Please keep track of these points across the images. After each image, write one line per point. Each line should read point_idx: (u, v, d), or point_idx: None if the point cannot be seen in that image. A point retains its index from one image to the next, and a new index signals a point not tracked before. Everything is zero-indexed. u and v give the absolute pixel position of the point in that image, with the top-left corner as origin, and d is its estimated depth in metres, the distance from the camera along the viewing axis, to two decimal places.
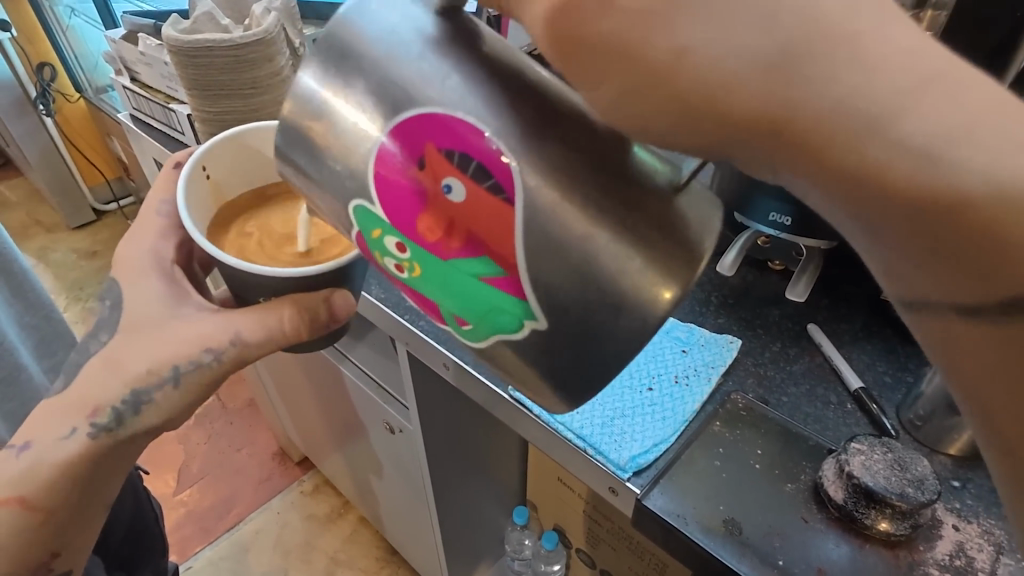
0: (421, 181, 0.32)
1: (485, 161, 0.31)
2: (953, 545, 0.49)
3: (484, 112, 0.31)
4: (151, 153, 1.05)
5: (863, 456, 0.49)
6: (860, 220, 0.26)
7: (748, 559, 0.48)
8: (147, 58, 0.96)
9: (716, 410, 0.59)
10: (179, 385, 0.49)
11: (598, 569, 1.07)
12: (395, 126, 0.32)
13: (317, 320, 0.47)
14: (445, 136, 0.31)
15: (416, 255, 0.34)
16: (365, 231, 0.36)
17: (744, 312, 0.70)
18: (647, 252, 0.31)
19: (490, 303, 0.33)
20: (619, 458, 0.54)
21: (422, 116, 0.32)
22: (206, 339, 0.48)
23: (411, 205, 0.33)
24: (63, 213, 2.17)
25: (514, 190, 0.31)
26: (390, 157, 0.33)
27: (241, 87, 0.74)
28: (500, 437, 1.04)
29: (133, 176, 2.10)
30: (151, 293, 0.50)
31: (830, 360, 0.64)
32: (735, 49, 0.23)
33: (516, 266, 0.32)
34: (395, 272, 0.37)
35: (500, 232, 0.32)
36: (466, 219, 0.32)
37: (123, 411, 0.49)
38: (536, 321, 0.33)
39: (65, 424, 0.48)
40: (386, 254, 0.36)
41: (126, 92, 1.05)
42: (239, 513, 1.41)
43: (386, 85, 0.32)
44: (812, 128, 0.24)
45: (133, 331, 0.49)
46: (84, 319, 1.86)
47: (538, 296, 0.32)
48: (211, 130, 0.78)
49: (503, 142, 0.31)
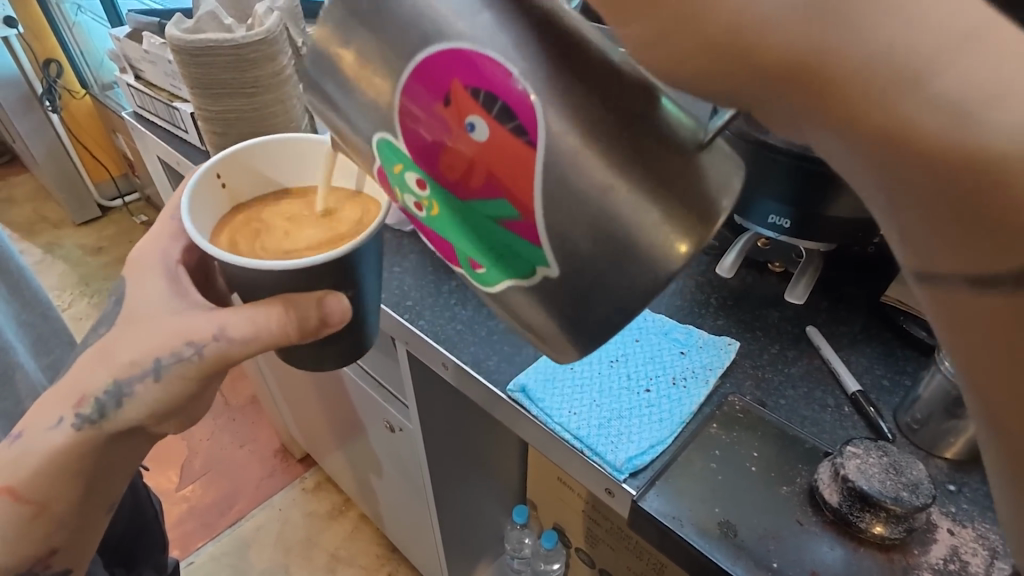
0: (443, 116, 0.32)
1: (509, 101, 0.31)
2: (947, 549, 0.49)
3: (512, 53, 0.30)
4: (154, 151, 1.06)
5: (858, 460, 0.49)
6: (884, 218, 0.28)
7: (742, 561, 0.49)
8: (151, 56, 0.96)
9: (714, 412, 0.59)
10: (160, 378, 0.48)
11: (597, 568, 1.07)
12: (419, 64, 0.32)
13: (306, 322, 0.47)
14: (471, 75, 0.31)
15: (435, 191, 0.35)
16: (386, 166, 0.37)
17: (743, 313, 0.70)
18: (674, 222, 0.32)
19: (508, 245, 0.34)
20: (616, 460, 0.55)
21: (447, 53, 0.31)
22: (191, 333, 0.48)
23: (434, 145, 0.33)
24: (69, 209, 2.19)
25: (537, 132, 0.31)
26: (415, 95, 0.33)
27: (243, 86, 0.74)
28: (500, 436, 1.04)
29: (138, 173, 2.11)
30: (152, 291, 0.52)
31: (829, 363, 0.64)
32: (762, 57, 0.25)
33: (533, 212, 0.32)
34: (414, 209, 0.38)
35: (519, 172, 0.32)
36: (487, 159, 0.32)
37: (106, 402, 0.49)
38: (549, 268, 0.33)
39: (52, 415, 0.49)
40: (406, 190, 0.37)
41: (130, 90, 1.06)
42: (241, 509, 1.41)
43: (414, 22, 0.31)
44: (838, 127, 0.25)
45: (128, 322, 0.50)
46: (88, 314, 1.88)
47: (555, 249, 0.33)
48: (212, 129, 0.79)
49: (530, 83, 0.30)
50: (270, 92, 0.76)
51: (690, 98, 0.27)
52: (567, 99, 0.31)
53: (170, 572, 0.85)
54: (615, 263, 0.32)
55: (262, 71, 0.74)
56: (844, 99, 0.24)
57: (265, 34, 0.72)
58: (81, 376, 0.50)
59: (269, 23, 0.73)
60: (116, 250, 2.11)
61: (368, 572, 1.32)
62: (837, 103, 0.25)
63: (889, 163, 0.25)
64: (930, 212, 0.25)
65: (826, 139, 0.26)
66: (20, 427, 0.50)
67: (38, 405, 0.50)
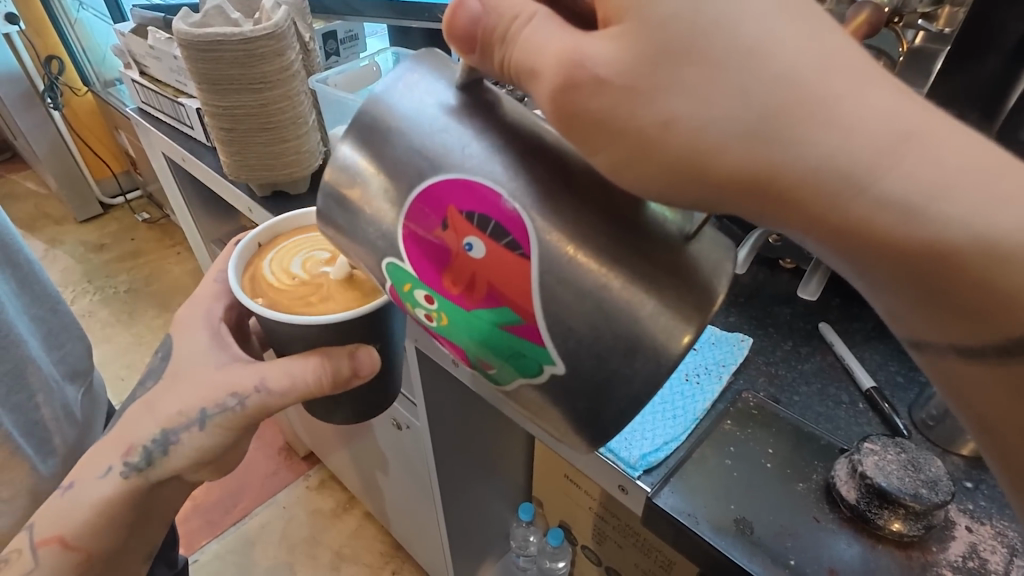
0: (444, 237, 0.35)
1: (502, 221, 0.33)
2: (966, 547, 0.48)
3: (502, 176, 0.33)
4: (159, 146, 1.05)
5: (876, 456, 0.49)
6: (856, 268, 0.29)
7: (759, 558, 0.48)
8: (156, 51, 0.95)
9: (727, 409, 0.58)
10: (204, 427, 0.54)
11: (603, 565, 1.07)
12: (422, 190, 0.35)
13: (340, 376, 0.50)
14: (467, 198, 0.34)
15: (443, 308, 0.37)
16: (396, 285, 0.39)
17: (754, 310, 0.70)
18: (659, 295, 0.33)
19: (514, 349, 0.36)
20: (629, 456, 0.54)
21: (445, 180, 0.34)
22: (234, 386, 0.53)
23: (438, 260, 0.36)
24: (71, 206, 2.18)
25: (529, 246, 0.33)
26: (419, 218, 0.35)
27: (251, 81, 0.74)
28: (506, 433, 1.04)
29: (140, 170, 2.11)
30: (199, 344, 0.56)
31: (842, 359, 0.64)
32: (714, 120, 0.26)
33: (534, 317, 0.34)
34: (425, 321, 0.40)
35: (515, 283, 0.34)
36: (486, 273, 0.34)
37: (152, 450, 0.56)
38: (555, 365, 0.35)
39: (111, 459, 0.57)
40: (417, 306, 0.39)
41: (135, 85, 1.05)
42: (245, 507, 1.41)
43: (412, 152, 0.35)
44: (795, 186, 0.26)
45: (173, 376, 0.56)
46: (91, 311, 1.87)
47: (555, 344, 0.34)
48: (218, 124, 0.78)
49: (518, 201, 0.33)
50: (278, 88, 0.76)
51: (656, 159, 0.28)
52: (535, 175, 0.33)
53: (180, 570, 0.84)
54: (601, 289, 0.33)
55: (270, 66, 0.73)
56: (792, 196, 0.26)
57: (274, 29, 0.71)
58: (136, 425, 0.56)
59: (277, 18, 0.72)
60: (118, 248, 2.10)
61: (374, 570, 1.31)
62: (795, 210, 0.27)
63: (852, 252, 0.28)
64: (901, 282, 0.28)
65: (785, 199, 0.27)
66: (82, 471, 0.58)
67: (101, 448, 0.57)
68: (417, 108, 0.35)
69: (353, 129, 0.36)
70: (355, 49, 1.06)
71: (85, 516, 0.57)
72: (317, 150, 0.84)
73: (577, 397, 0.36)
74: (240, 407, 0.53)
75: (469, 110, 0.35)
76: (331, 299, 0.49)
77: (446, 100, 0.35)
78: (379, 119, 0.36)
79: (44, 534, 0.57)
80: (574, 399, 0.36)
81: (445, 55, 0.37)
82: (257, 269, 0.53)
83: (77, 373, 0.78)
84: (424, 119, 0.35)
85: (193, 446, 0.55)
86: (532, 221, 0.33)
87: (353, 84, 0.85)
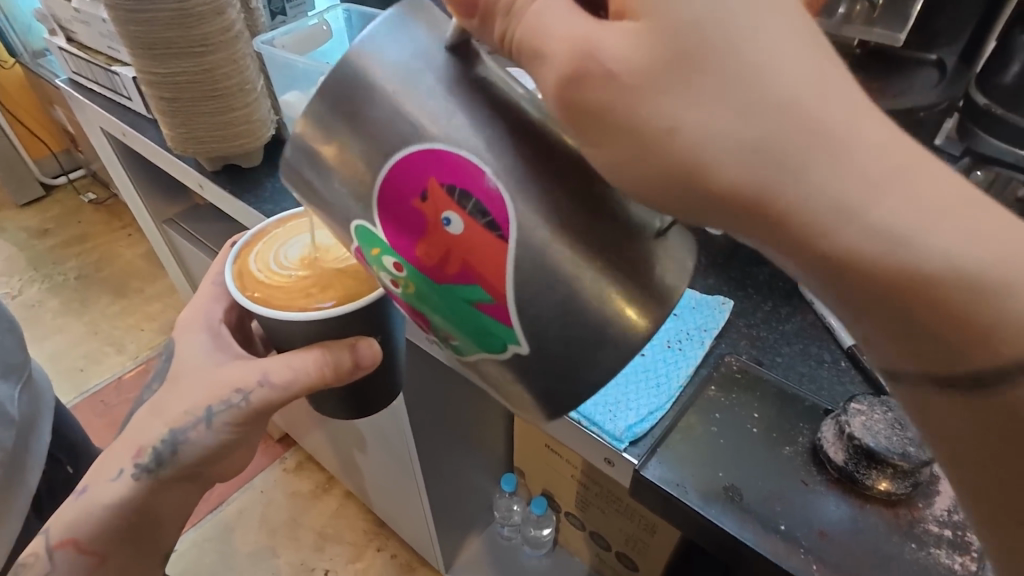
0: (418, 209, 0.32)
1: (484, 199, 0.30)
2: (951, 500, 0.48)
3: (485, 153, 0.30)
4: (95, 121, 0.98)
5: (863, 416, 0.48)
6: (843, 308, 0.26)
7: (749, 525, 0.47)
8: (83, 16, 0.87)
9: (711, 374, 0.58)
10: (210, 424, 0.55)
11: (586, 530, 1.08)
12: (399, 158, 0.31)
13: (341, 365, 0.49)
14: (447, 171, 0.30)
15: (409, 275, 0.34)
16: (364, 247, 0.35)
17: (732, 271, 0.69)
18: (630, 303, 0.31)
19: (482, 327, 0.33)
20: (614, 429, 0.53)
21: (423, 150, 0.31)
22: (238, 382, 0.53)
23: (411, 230, 0.32)
24: (8, 189, 2.05)
25: (509, 228, 0.30)
26: (394, 185, 0.32)
27: (191, 45, 0.68)
28: (485, 406, 1.02)
29: (81, 147, 1.99)
30: (200, 347, 0.57)
31: (823, 318, 0.63)
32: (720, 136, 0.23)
33: (505, 297, 0.31)
34: (391, 287, 0.36)
35: (491, 263, 0.31)
36: (462, 249, 0.31)
37: (161, 450, 0.56)
38: (519, 346, 0.32)
39: (119, 462, 0.57)
40: (384, 270, 0.35)
41: (63, 54, 0.96)
42: (221, 493, 1.38)
43: (394, 116, 0.31)
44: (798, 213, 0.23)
45: (177, 378, 0.56)
46: (41, 300, 1.78)
47: (524, 327, 0.32)
48: (157, 93, 0.72)
49: (500, 180, 0.30)
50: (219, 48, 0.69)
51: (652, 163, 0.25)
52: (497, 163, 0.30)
53: None
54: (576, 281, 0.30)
55: (210, 26, 0.67)
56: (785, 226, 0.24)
57: None
58: (144, 427, 0.57)
59: None
60: (65, 232, 1.99)
61: (357, 548, 1.30)
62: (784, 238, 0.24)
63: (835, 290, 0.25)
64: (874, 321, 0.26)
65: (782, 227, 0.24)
66: (93, 477, 0.58)
67: (112, 452, 0.58)
68: (404, 66, 0.31)
69: (329, 83, 0.32)
70: (302, 8, 0.99)
71: (96, 520, 0.57)
72: (269, 120, 0.78)
73: (556, 390, 0.33)
74: (246, 403, 0.53)
75: (459, 78, 0.31)
76: (327, 289, 0.48)
77: (434, 62, 0.31)
78: (360, 75, 0.31)
79: (60, 537, 0.57)
80: (552, 392, 0.33)
81: (439, 10, 0.32)
82: (244, 269, 0.52)
83: (14, 371, 0.72)
84: (415, 80, 0.31)
85: (202, 446, 0.56)
86: (513, 207, 0.30)
87: (301, 46, 0.79)
